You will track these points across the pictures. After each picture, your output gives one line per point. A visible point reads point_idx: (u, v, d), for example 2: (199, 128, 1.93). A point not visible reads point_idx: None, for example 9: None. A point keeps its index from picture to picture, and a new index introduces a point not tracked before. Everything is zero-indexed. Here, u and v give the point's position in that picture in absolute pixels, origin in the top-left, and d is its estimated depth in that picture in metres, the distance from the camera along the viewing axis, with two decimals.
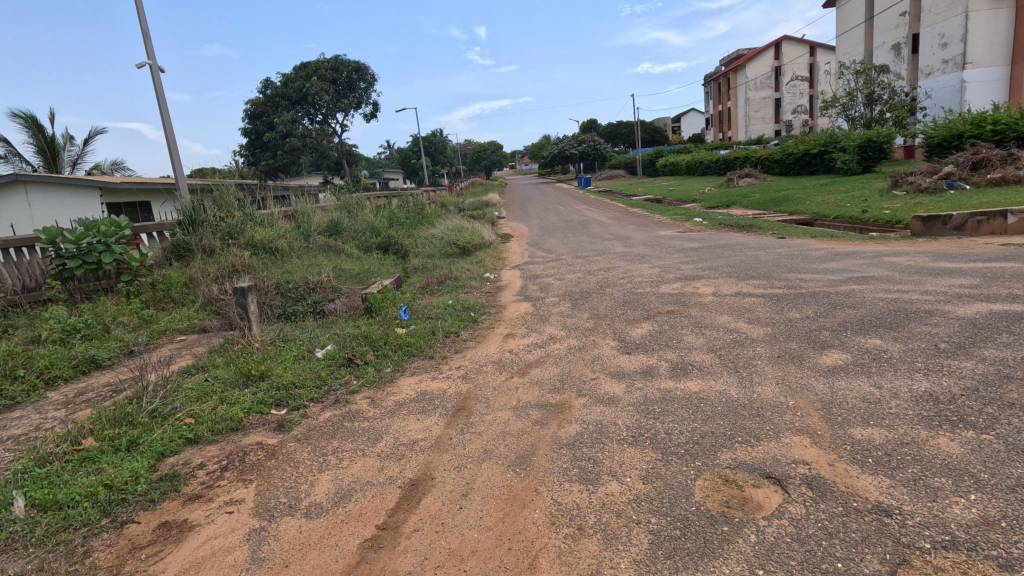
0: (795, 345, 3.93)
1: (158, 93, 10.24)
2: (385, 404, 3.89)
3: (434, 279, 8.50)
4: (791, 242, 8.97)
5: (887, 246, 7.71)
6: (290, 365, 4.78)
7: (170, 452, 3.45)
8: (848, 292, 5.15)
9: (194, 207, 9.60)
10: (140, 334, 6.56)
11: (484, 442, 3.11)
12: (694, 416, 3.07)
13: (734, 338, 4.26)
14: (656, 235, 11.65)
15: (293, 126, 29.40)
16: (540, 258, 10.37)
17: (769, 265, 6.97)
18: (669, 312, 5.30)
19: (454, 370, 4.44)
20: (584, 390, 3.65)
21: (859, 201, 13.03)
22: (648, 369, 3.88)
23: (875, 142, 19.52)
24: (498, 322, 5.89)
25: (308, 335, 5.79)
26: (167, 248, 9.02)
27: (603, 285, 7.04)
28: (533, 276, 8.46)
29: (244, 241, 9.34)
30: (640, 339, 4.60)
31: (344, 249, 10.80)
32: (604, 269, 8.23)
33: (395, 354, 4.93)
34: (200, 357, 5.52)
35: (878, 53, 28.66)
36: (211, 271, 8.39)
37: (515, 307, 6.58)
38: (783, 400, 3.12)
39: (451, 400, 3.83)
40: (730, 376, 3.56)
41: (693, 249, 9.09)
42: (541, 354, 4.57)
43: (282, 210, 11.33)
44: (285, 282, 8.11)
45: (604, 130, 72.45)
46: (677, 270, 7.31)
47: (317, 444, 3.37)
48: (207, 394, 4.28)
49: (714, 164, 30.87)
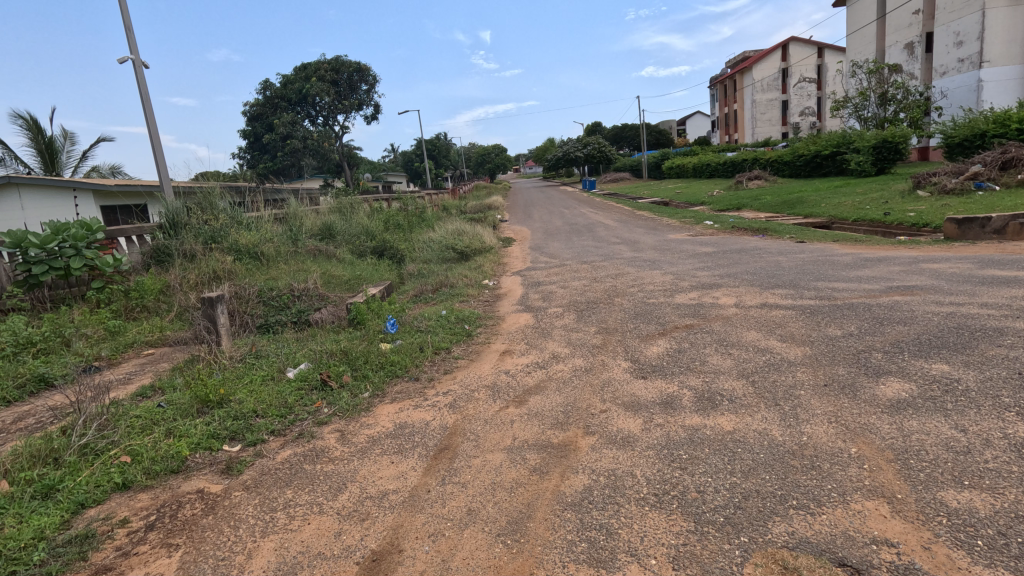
0: (844, 370, 3.30)
1: (141, 90, 9.72)
2: (355, 441, 3.28)
3: (428, 286, 7.91)
4: (813, 247, 8.35)
5: (921, 251, 7.08)
6: (255, 389, 4.20)
7: (91, 503, 2.84)
8: (893, 304, 4.53)
9: (177, 209, 9.08)
10: (103, 347, 6.01)
11: (470, 497, 2.51)
12: (731, 467, 2.44)
13: (768, 361, 3.64)
14: (665, 239, 11.05)
15: (294, 127, 28.93)
16: (543, 263, 9.77)
17: (794, 272, 6.35)
18: (688, 327, 4.67)
19: (440, 397, 3.81)
20: (593, 426, 3.05)
21: (880, 203, 12.39)
22: (668, 400, 3.27)
23: (890, 143, 18.84)
24: (495, 336, 5.28)
25: (284, 350, 5.20)
26: (146, 253, 8.46)
27: (612, 294, 6.43)
28: (535, 284, 7.86)
29: (228, 245, 8.75)
30: (656, 359, 4.00)
31: (336, 254, 10.23)
32: (612, 276, 7.62)
33: (376, 375, 4.32)
34: (160, 377, 4.93)
35: (890, 53, 28.01)
36: (190, 278, 7.83)
37: (515, 318, 5.98)
38: (843, 445, 2.50)
39: (435, 435, 3.23)
40: (769, 411, 2.94)
41: (708, 254, 8.47)
42: (542, 377, 3.96)
43: (272, 213, 10.77)
44: (269, 289, 7.53)
45: (609, 133, 71.88)
46: (692, 277, 6.70)
47: (267, 494, 2.77)
48: (154, 425, 3.70)
49: (721, 166, 30.24)
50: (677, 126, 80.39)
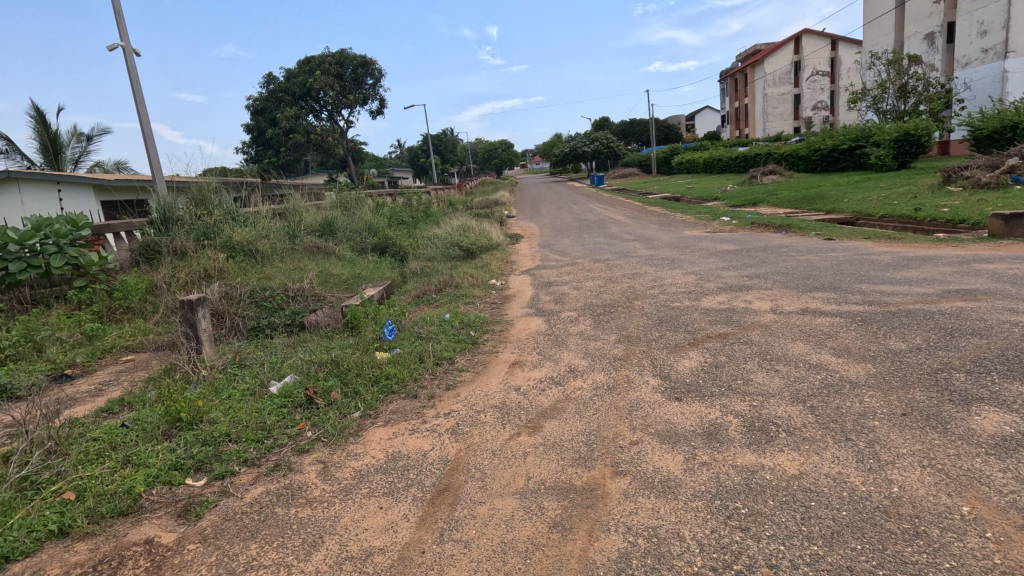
0: (922, 396, 2.75)
1: (132, 79, 9.25)
2: (340, 476, 2.77)
3: (432, 286, 7.41)
4: (844, 245, 7.77)
5: (967, 250, 6.50)
6: (232, 407, 3.70)
7: (16, 556, 2.33)
8: (958, 311, 3.98)
9: (168, 204, 8.61)
10: (79, 353, 5.54)
11: (474, 565, 2.00)
12: (808, 532, 1.92)
13: (825, 381, 3.10)
14: (681, 236, 10.48)
15: (297, 121, 28.42)
16: (553, 262, 9.23)
17: (832, 273, 5.79)
18: (722, 336, 4.13)
19: (441, 420, 3.30)
20: (623, 466, 2.53)
21: (908, 198, 11.75)
22: (712, 431, 2.74)
23: (912, 136, 18.12)
24: (503, 345, 4.75)
25: (270, 359, 4.71)
26: (134, 250, 7.97)
27: (631, 297, 5.90)
28: (546, 284, 7.35)
29: (221, 242, 8.26)
30: (690, 376, 3.47)
31: (336, 251, 9.73)
32: (629, 275, 7.07)
33: (368, 391, 3.81)
34: (133, 389, 4.44)
35: (909, 43, 27.16)
36: (178, 277, 7.35)
37: (525, 323, 5.45)
38: (947, 500, 1.98)
39: (434, 470, 2.72)
40: (840, 449, 2.41)
41: (730, 253, 7.92)
42: (558, 396, 3.43)
43: (270, 208, 10.30)
44: (261, 289, 7.09)
45: (617, 127, 71.09)
46: (717, 278, 6.16)
47: (226, 550, 2.27)
48: (111, 451, 3.20)
49: (733, 160, 29.54)
50: (686, 121, 79.36)
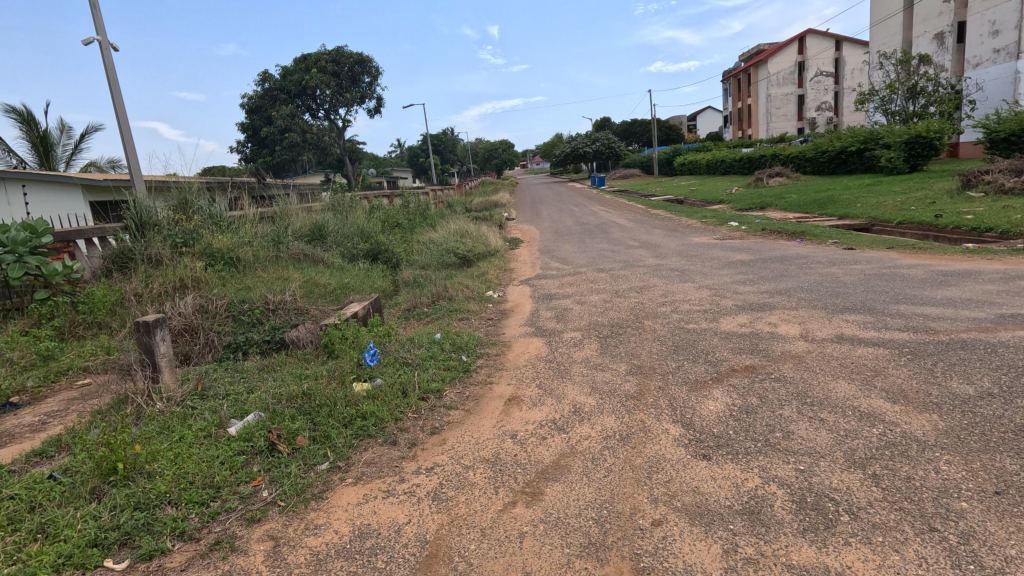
0: (1015, 466, 2.22)
1: (109, 75, 8.71)
2: (293, 561, 2.25)
3: (424, 298, 6.89)
4: (867, 255, 7.25)
5: (1005, 264, 5.96)
6: (180, 454, 3.16)
7: None
8: (1021, 343, 3.45)
9: (145, 208, 8.05)
10: (30, 377, 5.01)
11: None
12: None
13: (884, 438, 2.56)
14: (689, 244, 9.96)
15: (293, 120, 27.85)
16: (554, 270, 8.72)
17: (862, 290, 5.27)
18: (749, 370, 3.60)
19: (421, 479, 2.77)
20: (645, 560, 2.00)
21: (926, 204, 11.23)
22: (755, 508, 2.20)
23: (925, 138, 17.57)
24: (499, 374, 4.21)
25: (235, 389, 4.16)
26: (106, 257, 7.40)
27: (641, 314, 5.38)
28: (547, 296, 6.84)
29: (200, 249, 7.71)
30: (714, 425, 2.94)
31: (325, 258, 9.19)
32: (637, 289, 6.53)
33: (342, 434, 3.29)
34: (77, 424, 3.90)
35: (918, 44, 26.64)
36: (151, 288, 6.81)
37: (523, 345, 4.90)
38: None
39: (407, 556, 2.19)
40: (925, 545, 1.88)
41: (744, 263, 7.40)
42: (561, 448, 2.89)
43: (257, 211, 9.76)
44: (239, 301, 6.55)
45: (618, 127, 70.58)
46: (735, 295, 5.65)
47: None
48: (26, 515, 2.65)
49: (737, 162, 29.02)
50: (687, 122, 78.87)
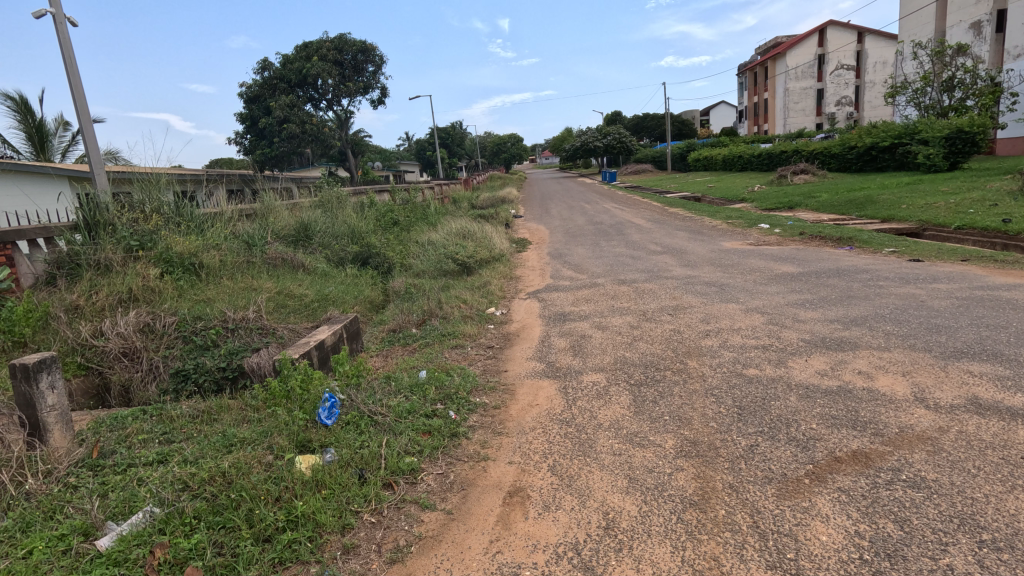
0: None
1: (66, 53, 7.65)
2: None
3: (412, 316, 5.76)
4: (942, 270, 6.05)
5: None
6: None
7: None
8: None
9: (97, 203, 6.93)
10: None
11: None
12: None
13: None
14: (720, 250, 8.79)
15: (293, 111, 26.75)
16: (567, 281, 7.58)
17: (967, 323, 4.08)
18: (863, 462, 2.44)
19: None
20: None
21: (986, 206, 9.95)
22: None
23: (966, 133, 16.16)
24: (498, 445, 3.06)
25: (144, 461, 3.04)
26: (50, 261, 6.27)
27: (684, 349, 4.23)
28: (560, 315, 5.74)
29: (157, 252, 6.61)
30: None
31: (307, 263, 8.10)
32: (670, 310, 5.37)
33: (257, 561, 2.18)
34: None
35: (953, 33, 25.08)
36: (93, 301, 5.73)
37: (530, 394, 3.75)
38: None
39: None
40: None
41: (794, 277, 6.23)
42: None
43: (236, 208, 8.67)
44: (193, 318, 5.40)
45: (631, 122, 68.89)
46: (801, 324, 4.49)
47: None
48: None
49: (756, 158, 27.59)
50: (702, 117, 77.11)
